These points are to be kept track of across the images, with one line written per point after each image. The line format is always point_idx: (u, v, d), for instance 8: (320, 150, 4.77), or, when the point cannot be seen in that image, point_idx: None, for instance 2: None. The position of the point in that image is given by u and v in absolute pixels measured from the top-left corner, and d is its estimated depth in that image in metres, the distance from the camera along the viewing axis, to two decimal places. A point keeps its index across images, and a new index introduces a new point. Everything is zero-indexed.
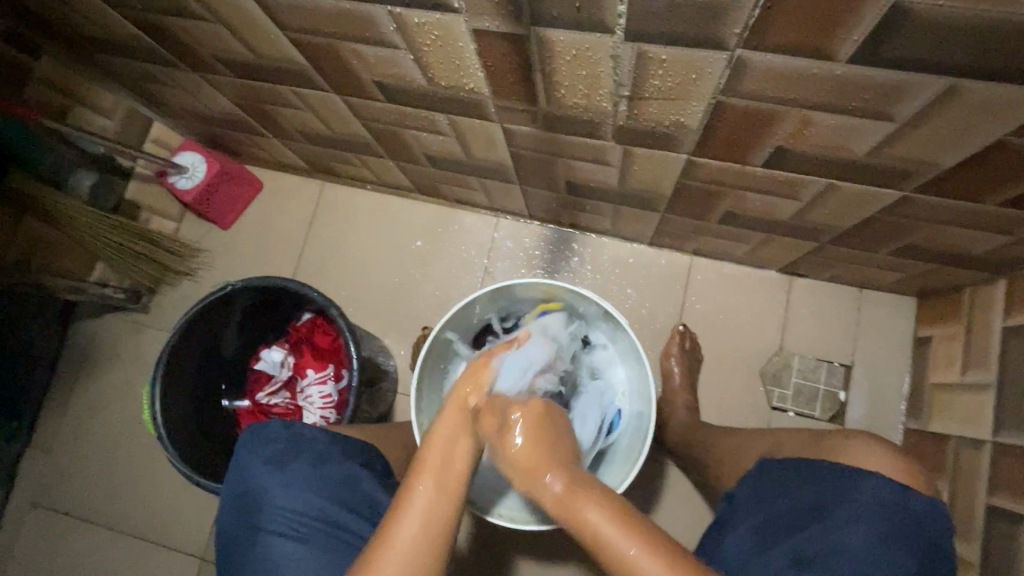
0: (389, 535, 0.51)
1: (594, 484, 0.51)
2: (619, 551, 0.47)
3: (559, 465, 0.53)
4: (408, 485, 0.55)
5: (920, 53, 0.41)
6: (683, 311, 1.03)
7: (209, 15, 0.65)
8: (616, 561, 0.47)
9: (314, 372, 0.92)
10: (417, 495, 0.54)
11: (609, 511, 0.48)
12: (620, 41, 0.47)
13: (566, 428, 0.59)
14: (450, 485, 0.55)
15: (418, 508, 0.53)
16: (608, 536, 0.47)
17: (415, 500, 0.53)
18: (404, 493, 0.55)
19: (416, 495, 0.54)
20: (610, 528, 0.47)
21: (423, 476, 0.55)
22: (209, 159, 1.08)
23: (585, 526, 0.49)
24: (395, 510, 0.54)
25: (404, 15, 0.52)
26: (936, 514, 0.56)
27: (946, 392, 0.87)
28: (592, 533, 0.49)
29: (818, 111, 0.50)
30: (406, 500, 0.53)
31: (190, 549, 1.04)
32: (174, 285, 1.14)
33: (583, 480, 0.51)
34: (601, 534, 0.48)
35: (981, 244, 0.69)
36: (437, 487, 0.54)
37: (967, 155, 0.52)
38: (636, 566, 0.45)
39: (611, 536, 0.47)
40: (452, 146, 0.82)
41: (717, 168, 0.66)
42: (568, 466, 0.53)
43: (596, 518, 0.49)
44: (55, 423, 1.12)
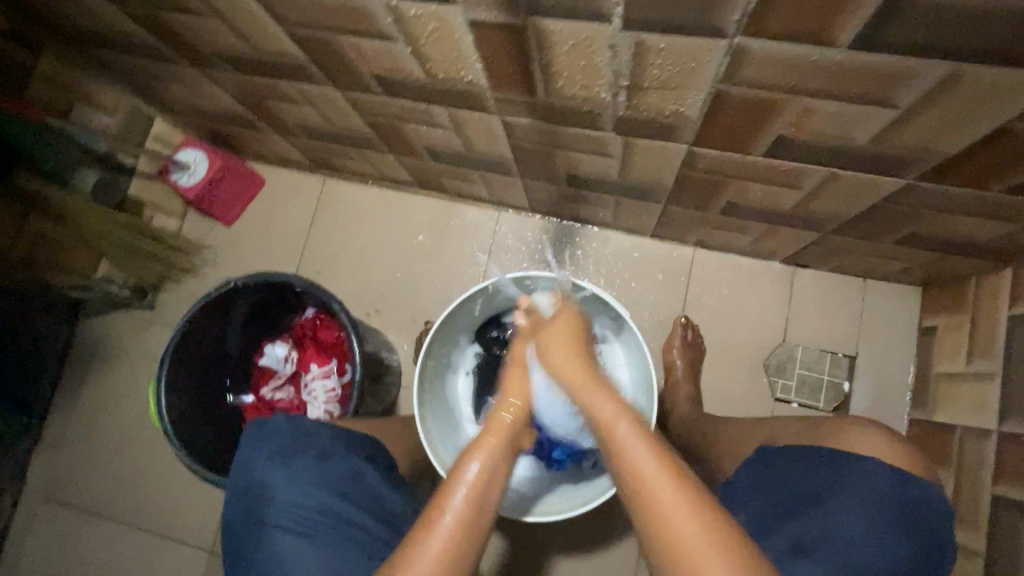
0: (432, 531, 0.49)
1: (638, 429, 0.52)
2: (663, 499, 0.46)
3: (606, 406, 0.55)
4: (450, 477, 0.53)
5: (922, 37, 0.40)
6: (686, 303, 1.03)
7: (207, 10, 0.64)
8: (659, 515, 0.46)
9: (317, 366, 0.94)
10: (458, 488, 0.51)
11: (652, 454, 0.49)
12: (618, 30, 0.46)
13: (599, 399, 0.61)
14: (493, 476, 0.53)
15: (460, 500, 0.51)
16: (654, 485, 0.47)
17: (457, 489, 0.51)
18: (445, 487, 0.52)
19: (457, 487, 0.52)
20: (655, 477, 0.48)
21: (467, 468, 0.53)
22: (210, 156, 1.09)
23: (631, 476, 0.49)
24: (435, 504, 0.51)
25: (401, 7, 0.52)
26: (936, 500, 0.56)
27: (951, 382, 0.86)
28: (640, 489, 0.48)
29: (819, 98, 0.49)
30: (449, 493, 0.51)
31: (199, 543, 1.06)
32: (178, 281, 1.14)
33: (621, 422, 0.53)
34: (650, 484, 0.47)
35: (986, 232, 0.69)
36: (481, 477, 0.53)
37: (972, 141, 0.51)
38: (679, 516, 0.45)
39: (660, 495, 0.47)
40: (452, 140, 0.82)
41: (718, 159, 0.66)
42: (610, 416, 0.54)
43: (643, 468, 0.49)
44: (64, 420, 1.13)
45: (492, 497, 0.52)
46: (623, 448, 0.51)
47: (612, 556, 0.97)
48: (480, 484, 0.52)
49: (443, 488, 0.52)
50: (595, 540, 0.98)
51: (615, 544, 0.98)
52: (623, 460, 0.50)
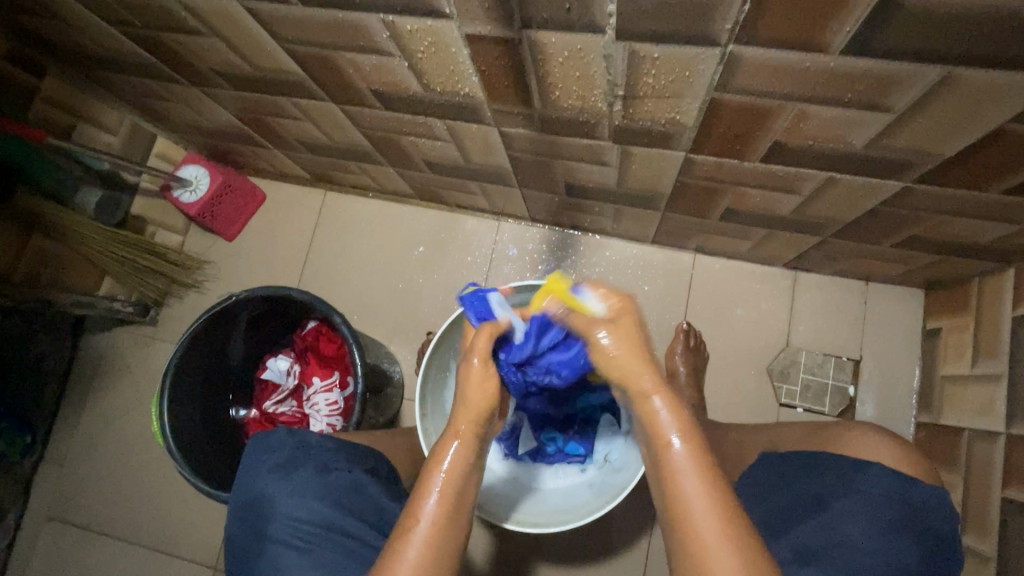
0: (400, 559, 0.49)
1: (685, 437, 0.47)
2: (705, 545, 0.43)
3: (651, 397, 0.50)
4: (410, 509, 0.52)
5: (910, 44, 0.41)
6: (687, 310, 1.03)
7: (206, 30, 0.65)
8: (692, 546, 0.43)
9: (319, 380, 0.92)
10: (424, 519, 0.51)
11: (700, 489, 0.44)
12: (611, 41, 0.47)
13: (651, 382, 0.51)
14: (459, 497, 0.53)
15: (422, 536, 0.50)
16: (692, 515, 0.44)
17: (416, 532, 0.50)
18: (407, 519, 0.51)
19: (419, 518, 0.51)
20: (702, 515, 0.43)
21: (424, 501, 0.52)
22: (212, 172, 1.10)
23: (673, 507, 0.45)
24: (400, 533, 0.51)
25: (397, 23, 0.53)
26: (942, 504, 0.55)
27: (956, 384, 0.86)
28: (677, 522, 0.44)
29: (813, 104, 0.50)
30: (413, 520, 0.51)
31: (202, 559, 1.05)
32: (180, 297, 1.15)
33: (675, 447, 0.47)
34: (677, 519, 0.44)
35: (987, 233, 0.68)
36: (445, 499, 0.52)
37: (967, 144, 0.51)
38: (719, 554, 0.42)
39: (700, 530, 0.43)
40: (451, 152, 0.82)
41: (715, 165, 0.66)
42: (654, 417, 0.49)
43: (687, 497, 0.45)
44: (66, 437, 1.13)
45: (456, 531, 0.51)
46: (675, 471, 0.46)
47: (618, 569, 0.96)
48: (443, 509, 0.51)
49: (406, 517, 0.52)
50: (600, 552, 0.97)
51: (621, 555, 0.96)
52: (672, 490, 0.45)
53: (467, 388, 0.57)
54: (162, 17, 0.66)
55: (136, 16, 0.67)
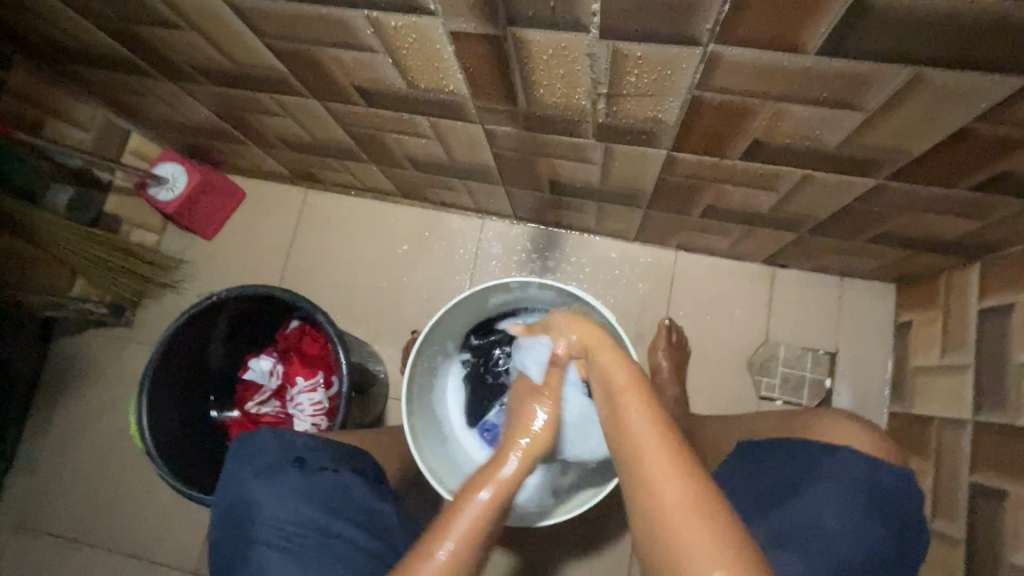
0: (434, 554, 0.47)
1: (650, 419, 0.47)
2: (655, 480, 0.43)
3: (614, 389, 0.51)
4: (461, 498, 0.52)
5: (878, 46, 0.42)
6: (669, 306, 1.05)
7: (182, 22, 0.64)
8: (659, 527, 0.42)
9: (303, 380, 0.90)
10: (464, 512, 0.50)
11: (654, 437, 0.46)
12: (595, 39, 0.47)
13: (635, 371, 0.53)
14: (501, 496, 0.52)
15: (465, 523, 0.49)
16: (642, 453, 0.45)
17: (466, 512, 0.50)
18: (454, 507, 0.51)
19: (465, 508, 0.50)
20: (653, 459, 0.44)
21: (471, 497, 0.51)
22: (188, 170, 1.07)
23: (630, 451, 0.46)
24: (438, 523, 0.50)
25: (380, 19, 0.52)
26: (903, 481, 0.57)
27: (925, 375, 0.89)
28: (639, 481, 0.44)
29: (790, 104, 0.51)
30: (455, 513, 0.50)
31: (182, 564, 1.03)
32: (156, 298, 1.12)
33: (629, 391, 0.50)
34: (650, 484, 0.43)
35: (954, 229, 0.71)
36: (496, 493, 0.52)
37: (935, 143, 0.53)
38: (678, 510, 0.41)
39: (655, 478, 0.43)
40: (435, 149, 0.82)
41: (696, 163, 0.67)
42: (627, 400, 0.49)
43: (640, 449, 0.45)
44: (37, 443, 1.10)
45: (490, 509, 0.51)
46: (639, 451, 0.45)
47: (603, 563, 0.97)
48: (488, 507, 0.51)
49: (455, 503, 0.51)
50: (586, 546, 0.97)
51: (607, 549, 0.97)
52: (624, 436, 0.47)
53: (526, 415, 0.61)
54: (136, 11, 0.64)
55: (110, 9, 0.65)
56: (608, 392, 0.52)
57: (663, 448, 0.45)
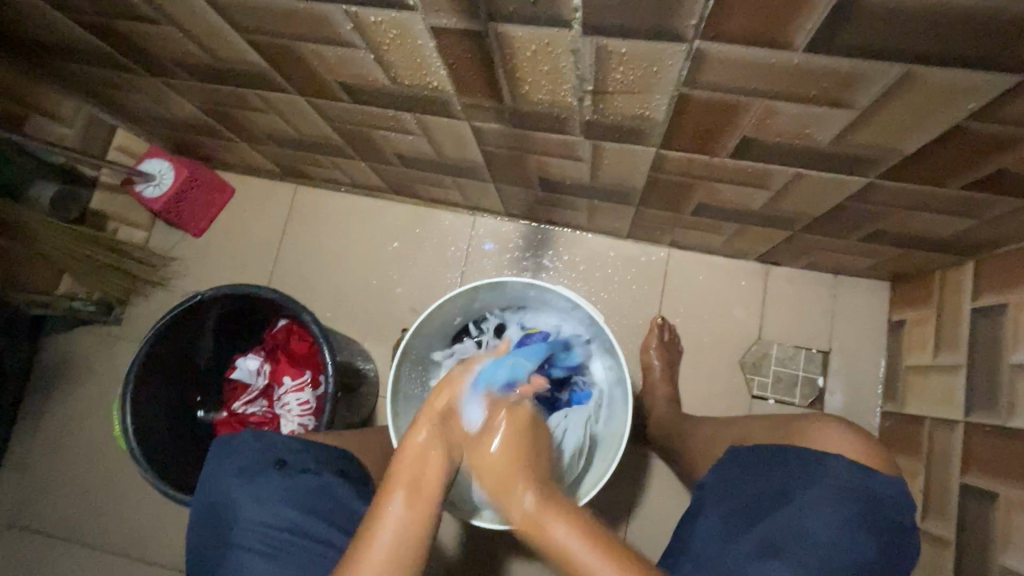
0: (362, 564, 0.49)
1: (568, 516, 0.51)
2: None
3: (537, 496, 0.53)
4: (377, 511, 0.52)
5: (867, 43, 0.41)
6: (662, 304, 1.04)
7: (160, 17, 0.63)
8: None
9: (291, 379, 0.89)
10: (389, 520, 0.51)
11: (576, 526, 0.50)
12: (579, 35, 0.46)
13: (534, 459, 0.57)
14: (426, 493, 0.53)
15: (386, 538, 0.50)
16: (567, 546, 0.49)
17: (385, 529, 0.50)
18: (372, 522, 0.51)
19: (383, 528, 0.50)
20: (578, 545, 0.49)
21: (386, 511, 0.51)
22: (176, 166, 1.05)
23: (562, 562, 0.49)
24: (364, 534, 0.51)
25: (360, 14, 0.51)
26: (898, 490, 0.57)
27: (918, 374, 0.88)
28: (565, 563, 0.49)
29: (779, 101, 0.50)
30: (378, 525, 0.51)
31: (172, 562, 1.03)
32: (145, 296, 1.12)
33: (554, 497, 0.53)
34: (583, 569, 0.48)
35: (947, 227, 0.70)
36: (408, 516, 0.51)
37: (928, 141, 0.52)
38: None
39: (581, 558, 0.48)
40: (422, 146, 0.81)
41: (685, 161, 0.66)
42: (548, 518, 0.51)
43: (561, 535, 0.50)
44: (26, 442, 1.09)
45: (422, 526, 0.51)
46: (563, 541, 0.49)
47: None
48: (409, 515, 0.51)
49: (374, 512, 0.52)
50: None
51: None
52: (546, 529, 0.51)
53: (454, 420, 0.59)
54: (114, 6, 0.63)
55: (86, 4, 0.64)
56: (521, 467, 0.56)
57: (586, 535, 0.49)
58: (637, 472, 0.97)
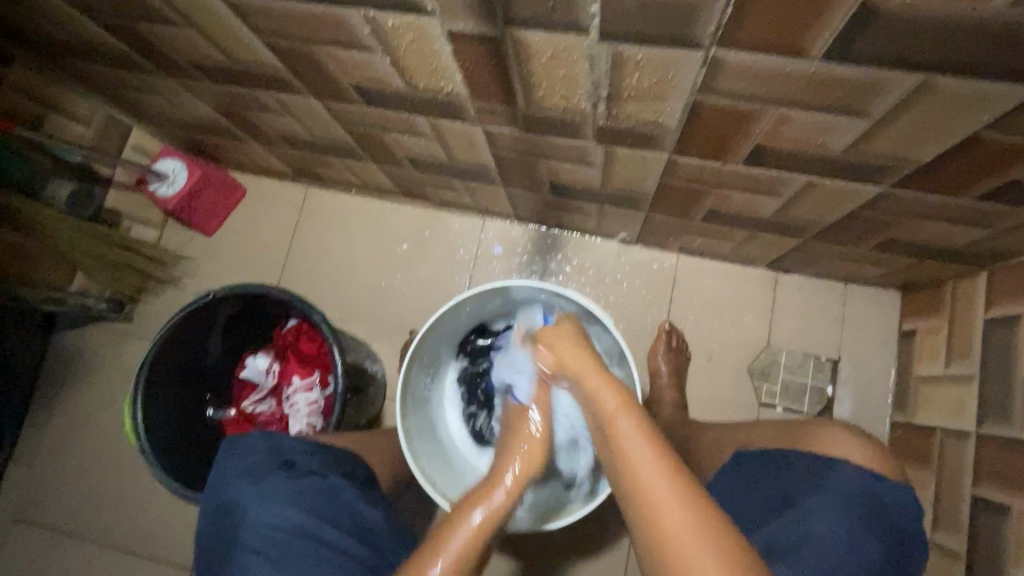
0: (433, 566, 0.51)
1: (642, 431, 0.49)
2: (656, 503, 0.44)
3: (608, 405, 0.52)
4: (455, 519, 0.55)
5: (884, 51, 0.41)
6: (670, 310, 1.03)
7: (180, 19, 0.63)
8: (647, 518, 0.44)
9: (300, 379, 0.90)
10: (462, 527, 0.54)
11: (645, 443, 0.48)
12: (595, 41, 0.46)
13: (606, 375, 0.54)
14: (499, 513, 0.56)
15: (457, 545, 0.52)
16: (635, 464, 0.47)
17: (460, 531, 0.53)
18: (447, 529, 0.54)
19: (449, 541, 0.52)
20: (646, 465, 0.46)
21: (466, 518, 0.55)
22: (189, 166, 1.06)
23: (622, 466, 0.48)
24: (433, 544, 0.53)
25: (378, 18, 0.52)
26: (906, 499, 0.56)
27: (928, 385, 0.88)
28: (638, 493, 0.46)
29: (793, 108, 0.50)
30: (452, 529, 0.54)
31: (178, 560, 1.03)
32: (156, 294, 1.12)
33: (621, 412, 0.51)
34: (647, 494, 0.45)
35: (960, 237, 0.70)
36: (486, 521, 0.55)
37: (942, 150, 0.52)
38: (671, 508, 0.43)
39: (646, 483, 0.45)
40: (434, 149, 0.81)
41: (697, 167, 0.66)
42: (618, 424, 0.50)
43: (631, 453, 0.48)
44: (35, 437, 1.10)
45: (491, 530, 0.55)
46: (631, 458, 0.47)
47: (600, 567, 0.96)
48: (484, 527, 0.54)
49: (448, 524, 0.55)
50: (583, 549, 0.97)
51: (603, 552, 0.97)
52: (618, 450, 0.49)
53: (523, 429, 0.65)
54: (135, 8, 0.64)
55: (108, 5, 0.65)
56: (599, 394, 0.53)
57: (653, 449, 0.48)
58: None
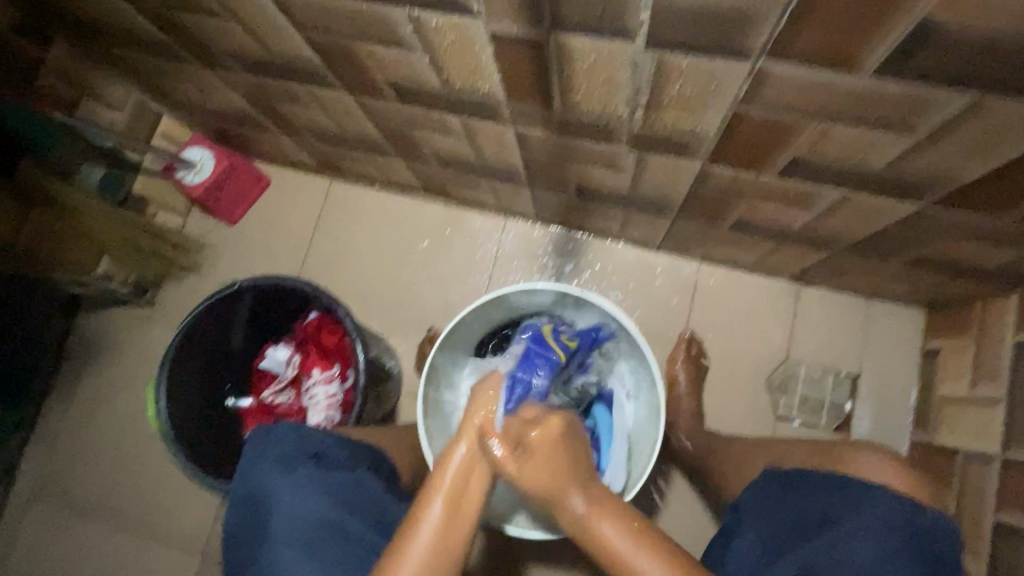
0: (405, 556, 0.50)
1: (624, 525, 0.51)
2: None
3: (589, 511, 0.53)
4: (429, 489, 0.56)
5: (939, 69, 0.40)
6: (690, 318, 1.03)
7: (222, 11, 0.64)
8: None
9: (319, 371, 0.91)
10: (429, 521, 0.53)
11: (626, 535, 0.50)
12: (642, 48, 0.46)
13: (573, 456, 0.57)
14: (466, 498, 0.55)
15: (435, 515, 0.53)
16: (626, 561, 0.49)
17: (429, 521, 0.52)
18: (422, 504, 0.54)
19: (424, 523, 0.52)
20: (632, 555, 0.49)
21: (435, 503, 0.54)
22: (217, 155, 1.07)
23: (607, 557, 0.51)
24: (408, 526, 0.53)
25: (422, 17, 0.52)
26: (944, 527, 0.55)
27: (952, 406, 0.86)
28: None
29: (838, 123, 0.49)
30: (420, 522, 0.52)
31: (190, 545, 1.04)
32: (177, 280, 1.14)
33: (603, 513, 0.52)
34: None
35: (996, 259, 0.69)
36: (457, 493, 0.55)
37: (988, 171, 0.51)
38: None
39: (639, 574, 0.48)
40: (463, 148, 0.81)
41: (730, 177, 0.66)
42: (597, 515, 0.52)
43: (617, 547, 0.50)
44: (55, 417, 1.12)
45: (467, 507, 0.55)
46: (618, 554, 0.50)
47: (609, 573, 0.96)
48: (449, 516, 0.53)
49: (423, 501, 0.55)
50: (593, 555, 0.96)
51: None
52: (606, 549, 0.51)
53: (479, 401, 0.62)
54: None
55: None
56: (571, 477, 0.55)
57: (633, 538, 0.50)
58: (657, 485, 0.96)
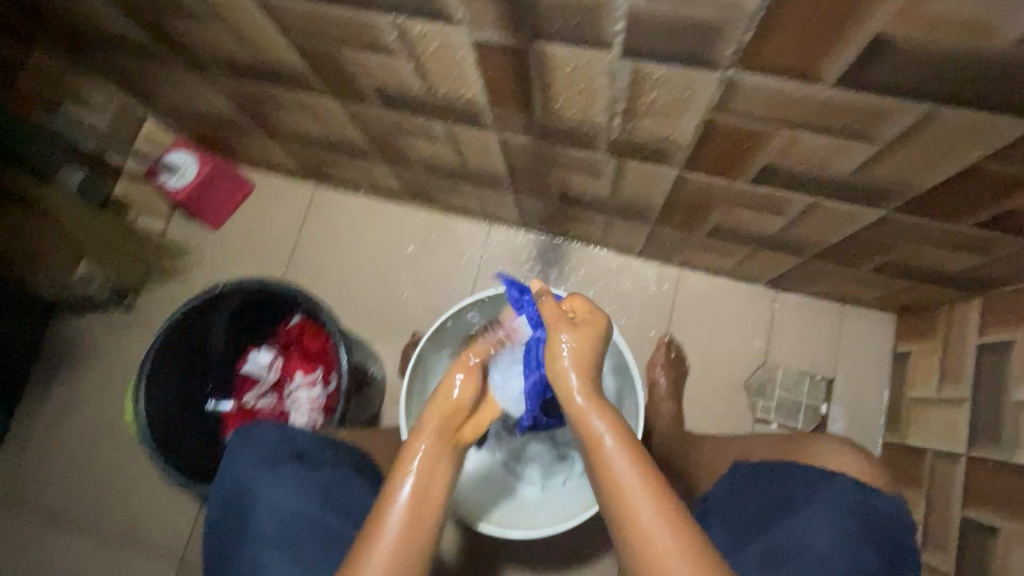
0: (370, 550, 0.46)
1: (629, 454, 0.48)
2: (641, 526, 0.45)
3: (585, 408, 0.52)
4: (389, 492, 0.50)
5: (892, 80, 0.43)
6: (671, 323, 1.05)
7: (208, 15, 0.65)
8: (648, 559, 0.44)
9: (302, 374, 0.92)
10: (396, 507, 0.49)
11: (631, 470, 0.47)
12: (617, 58, 0.48)
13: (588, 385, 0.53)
14: (432, 490, 0.51)
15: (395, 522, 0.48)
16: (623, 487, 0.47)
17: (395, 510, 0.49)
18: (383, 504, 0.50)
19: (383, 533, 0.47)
20: (633, 484, 0.46)
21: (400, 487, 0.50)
22: (200, 159, 1.08)
23: (607, 482, 0.48)
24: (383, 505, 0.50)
25: (407, 25, 0.53)
26: (898, 513, 0.58)
27: (921, 407, 0.89)
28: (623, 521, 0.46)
29: (805, 131, 0.52)
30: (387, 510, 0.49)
31: (168, 553, 1.02)
32: (158, 285, 1.13)
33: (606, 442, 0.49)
34: (632, 513, 0.45)
35: (957, 264, 0.72)
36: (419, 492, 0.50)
37: (941, 179, 0.54)
38: (653, 531, 0.44)
39: (630, 500, 0.46)
40: (447, 154, 0.83)
41: (706, 184, 0.68)
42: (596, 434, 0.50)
43: (621, 480, 0.47)
44: (27, 424, 1.09)
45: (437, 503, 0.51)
46: (613, 476, 0.47)
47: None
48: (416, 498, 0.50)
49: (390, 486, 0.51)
50: (575, 558, 0.97)
51: (596, 561, 0.96)
52: (605, 480, 0.48)
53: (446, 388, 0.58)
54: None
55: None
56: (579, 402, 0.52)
57: (631, 463, 0.47)
58: None
